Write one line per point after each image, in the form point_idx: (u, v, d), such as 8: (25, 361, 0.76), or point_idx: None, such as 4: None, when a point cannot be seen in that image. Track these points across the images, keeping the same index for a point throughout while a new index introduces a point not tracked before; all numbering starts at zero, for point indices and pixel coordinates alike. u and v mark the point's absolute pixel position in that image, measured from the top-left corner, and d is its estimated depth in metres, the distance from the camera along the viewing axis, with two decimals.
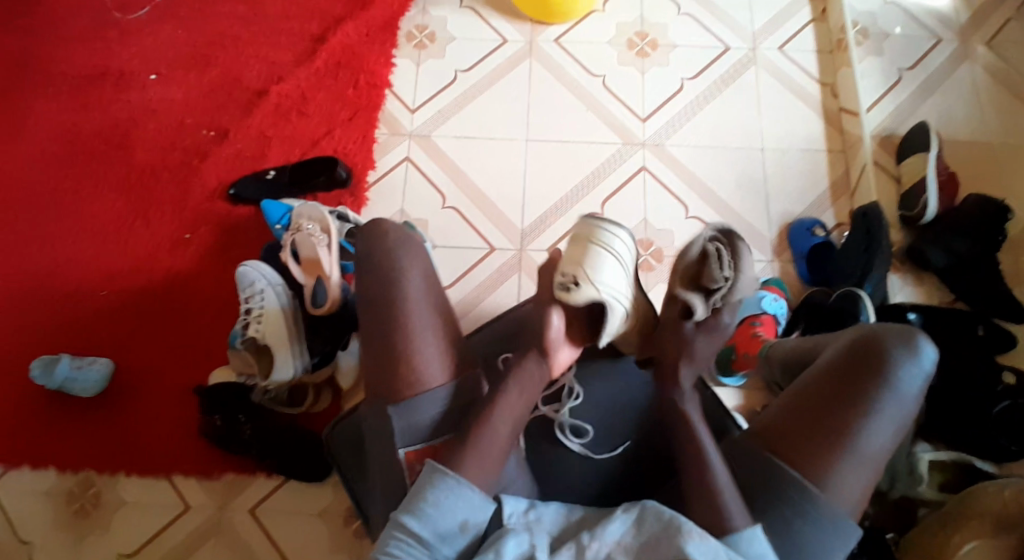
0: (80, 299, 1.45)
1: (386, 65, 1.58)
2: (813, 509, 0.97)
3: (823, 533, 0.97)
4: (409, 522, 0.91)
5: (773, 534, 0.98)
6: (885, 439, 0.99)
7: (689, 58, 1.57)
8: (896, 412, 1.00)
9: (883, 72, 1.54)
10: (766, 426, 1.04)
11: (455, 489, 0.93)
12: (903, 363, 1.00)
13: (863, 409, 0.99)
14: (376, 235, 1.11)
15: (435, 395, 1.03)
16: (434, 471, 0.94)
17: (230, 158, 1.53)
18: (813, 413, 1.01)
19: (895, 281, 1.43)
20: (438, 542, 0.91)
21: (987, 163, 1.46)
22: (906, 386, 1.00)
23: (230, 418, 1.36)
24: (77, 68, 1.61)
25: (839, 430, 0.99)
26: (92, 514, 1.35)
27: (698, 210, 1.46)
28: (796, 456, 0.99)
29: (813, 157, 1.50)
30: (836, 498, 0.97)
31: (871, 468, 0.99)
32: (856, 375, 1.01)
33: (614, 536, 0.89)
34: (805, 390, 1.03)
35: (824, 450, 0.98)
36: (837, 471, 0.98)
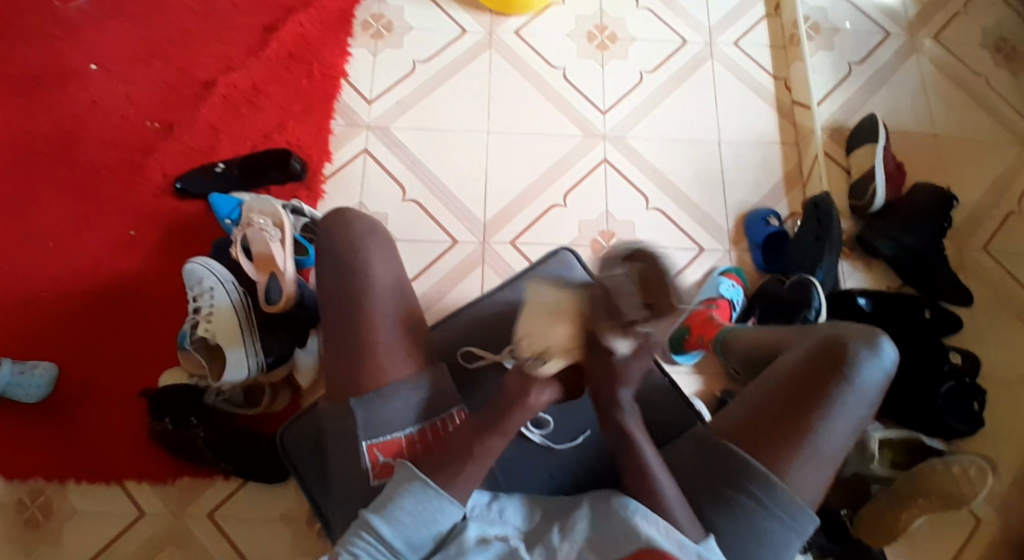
0: (20, 300, 1.38)
1: (342, 56, 1.55)
2: (775, 500, 1.00)
3: (785, 526, 1.01)
4: (378, 528, 0.91)
5: (739, 526, 1.01)
6: (846, 436, 1.03)
7: (647, 51, 1.59)
8: (858, 409, 1.04)
9: (834, 65, 1.59)
10: (730, 422, 1.06)
11: (432, 501, 0.92)
12: (866, 363, 1.05)
13: (828, 406, 1.02)
14: (343, 230, 1.10)
15: (398, 388, 1.03)
16: (410, 479, 0.93)
17: (179, 152, 1.48)
18: (779, 409, 1.04)
19: (845, 268, 1.48)
20: (405, 549, 0.91)
21: (930, 153, 1.52)
22: (867, 383, 1.04)
23: (181, 421, 1.30)
24: (10, 58, 1.53)
25: (805, 426, 1.02)
26: (41, 524, 1.29)
27: (658, 201, 1.48)
28: (761, 450, 1.02)
29: (766, 149, 1.54)
30: (798, 490, 1.01)
31: (831, 463, 1.02)
32: (821, 373, 1.04)
33: (581, 534, 0.92)
34: (770, 387, 1.06)
35: (790, 445, 1.02)
36: (801, 466, 1.01)
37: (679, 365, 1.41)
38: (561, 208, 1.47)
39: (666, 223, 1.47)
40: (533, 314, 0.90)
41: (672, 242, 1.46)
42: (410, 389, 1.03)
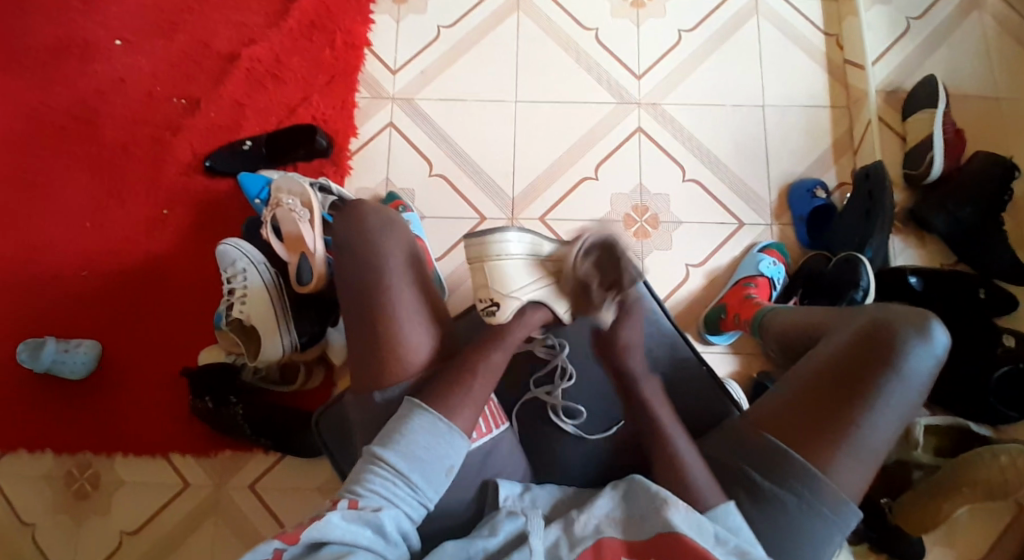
0: (60, 279, 1.41)
1: (365, 23, 1.49)
2: (816, 497, 0.95)
3: (824, 523, 0.96)
4: (395, 465, 0.96)
5: (772, 523, 0.97)
6: (891, 428, 0.97)
7: (686, 8, 1.49)
8: (905, 401, 0.97)
9: (891, 20, 1.46)
10: (769, 412, 1.01)
11: (445, 435, 0.98)
12: (916, 351, 0.97)
13: (871, 398, 0.96)
14: (351, 221, 1.07)
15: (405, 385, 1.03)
16: (418, 411, 0.98)
17: (206, 128, 1.46)
18: (820, 401, 0.98)
19: (897, 243, 1.40)
20: (425, 486, 0.97)
21: (995, 116, 1.40)
22: (915, 372, 0.97)
23: (221, 400, 1.34)
24: (36, 35, 1.51)
25: (845, 418, 0.96)
26: (91, 495, 1.35)
27: (695, 172, 1.41)
28: (800, 446, 0.97)
29: (815, 114, 1.43)
30: (840, 486, 0.96)
31: (876, 457, 0.97)
32: (864, 363, 0.98)
33: (602, 510, 0.93)
34: (811, 375, 1.00)
35: (830, 438, 0.96)
36: (842, 461, 0.95)
37: (712, 346, 1.35)
38: (591, 180, 1.41)
39: (703, 197, 1.40)
40: (475, 270, 1.08)
41: (709, 216, 1.40)
42: (433, 374, 1.04)
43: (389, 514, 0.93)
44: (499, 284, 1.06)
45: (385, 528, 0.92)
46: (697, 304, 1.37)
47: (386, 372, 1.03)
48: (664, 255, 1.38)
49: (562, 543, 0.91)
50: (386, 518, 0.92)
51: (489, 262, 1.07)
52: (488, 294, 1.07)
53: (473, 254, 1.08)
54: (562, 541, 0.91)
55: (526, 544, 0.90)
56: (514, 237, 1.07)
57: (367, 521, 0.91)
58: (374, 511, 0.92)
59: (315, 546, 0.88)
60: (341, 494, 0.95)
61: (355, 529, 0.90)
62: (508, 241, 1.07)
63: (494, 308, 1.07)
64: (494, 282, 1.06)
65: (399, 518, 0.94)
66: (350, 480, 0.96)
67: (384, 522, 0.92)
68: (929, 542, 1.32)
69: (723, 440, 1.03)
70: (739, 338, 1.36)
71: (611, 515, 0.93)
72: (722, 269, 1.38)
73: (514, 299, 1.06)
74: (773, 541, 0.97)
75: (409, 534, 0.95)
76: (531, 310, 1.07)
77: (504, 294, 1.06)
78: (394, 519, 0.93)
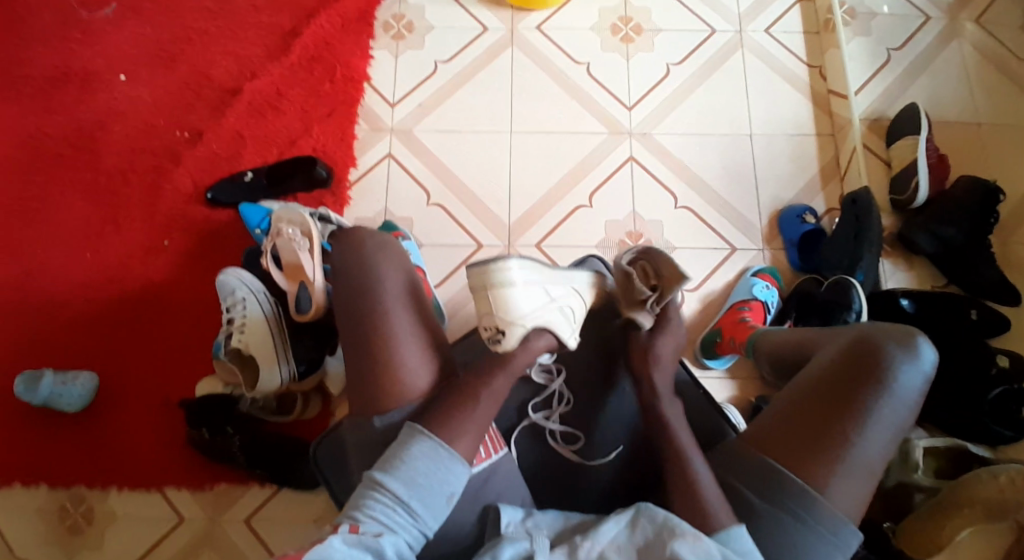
0: (59, 310, 1.41)
1: (363, 58, 1.54)
2: (814, 515, 0.95)
3: (823, 540, 0.95)
4: (396, 491, 0.95)
5: (775, 541, 0.96)
6: (885, 445, 0.97)
7: (675, 42, 1.54)
8: (896, 418, 0.97)
9: (871, 52, 1.52)
10: (762, 431, 1.01)
11: (445, 461, 0.98)
12: (903, 367, 0.98)
13: (862, 415, 0.97)
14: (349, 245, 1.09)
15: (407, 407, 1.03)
16: (419, 437, 0.98)
17: (207, 160, 1.48)
18: (813, 419, 0.98)
19: (887, 267, 1.42)
20: (425, 513, 0.96)
21: (976, 142, 1.44)
22: (904, 389, 0.98)
23: (218, 431, 1.33)
24: (42, 71, 1.55)
25: (837, 434, 0.97)
26: (84, 530, 1.33)
27: (687, 198, 1.44)
28: (795, 463, 0.97)
29: (802, 141, 1.47)
30: (836, 503, 0.95)
31: (871, 473, 0.97)
32: (854, 380, 0.98)
33: (608, 535, 0.92)
34: (802, 393, 1.01)
35: (825, 454, 0.96)
36: (838, 478, 0.96)
37: (709, 370, 1.36)
38: (586, 208, 1.43)
39: (696, 221, 1.43)
40: (478, 298, 1.10)
41: (702, 241, 1.42)
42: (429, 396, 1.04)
43: (389, 539, 0.92)
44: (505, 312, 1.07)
45: (384, 553, 0.90)
46: (692, 327, 1.38)
47: (384, 391, 1.03)
48: None
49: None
50: (386, 544, 0.91)
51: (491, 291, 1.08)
52: (493, 322, 1.08)
53: (476, 283, 1.09)
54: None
55: None
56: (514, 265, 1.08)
57: (366, 547, 0.90)
58: (375, 536, 0.92)
59: None
60: (341, 520, 0.94)
61: (354, 554, 0.88)
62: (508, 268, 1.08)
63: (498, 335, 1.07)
64: (498, 310, 1.07)
65: (399, 544, 0.93)
66: (349, 507, 0.95)
67: (384, 547, 0.91)
68: None
69: (718, 459, 1.03)
70: (736, 361, 1.37)
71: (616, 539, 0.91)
72: (716, 292, 1.40)
73: (518, 326, 1.07)
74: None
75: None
76: (536, 336, 1.07)
77: (506, 320, 1.07)
78: (394, 545, 0.92)
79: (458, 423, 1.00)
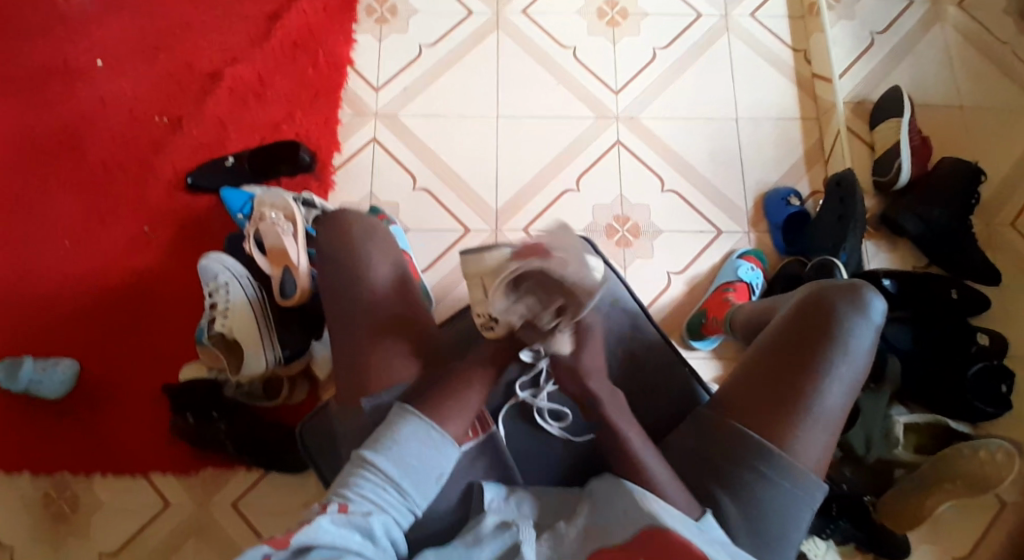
0: (41, 298, 1.40)
1: (347, 43, 1.53)
2: (780, 470, 0.97)
3: (789, 495, 0.97)
4: (386, 470, 0.95)
5: (744, 501, 0.97)
6: (843, 399, 0.98)
7: (660, 26, 1.54)
8: (852, 370, 0.99)
9: (855, 36, 1.53)
10: (725, 393, 1.03)
11: (436, 442, 0.98)
12: (853, 321, 1.00)
13: (816, 369, 0.98)
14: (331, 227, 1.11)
15: (401, 385, 1.04)
16: (411, 418, 0.99)
17: (188, 146, 1.47)
18: (770, 375, 1.00)
19: (870, 248, 1.43)
20: (415, 493, 0.96)
21: (956, 126, 1.46)
22: (857, 343, 0.99)
23: (203, 416, 1.32)
24: (20, 59, 1.53)
25: (794, 389, 0.98)
26: (69, 518, 1.31)
27: (673, 183, 1.45)
28: (755, 419, 0.99)
29: (786, 125, 1.48)
30: (799, 457, 0.97)
31: (831, 426, 0.98)
32: (808, 336, 1.00)
33: (587, 518, 0.95)
34: (760, 355, 1.02)
35: (783, 415, 0.98)
36: (797, 432, 0.97)
37: (696, 352, 1.36)
38: (572, 192, 1.43)
39: (682, 206, 1.44)
40: (473, 285, 1.04)
41: (688, 225, 1.43)
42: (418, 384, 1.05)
43: (379, 519, 0.92)
44: (494, 300, 1.02)
45: (373, 533, 0.91)
46: (680, 310, 1.39)
47: (371, 372, 1.05)
48: (646, 263, 1.41)
49: (553, 558, 0.92)
50: (375, 524, 0.91)
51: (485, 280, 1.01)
52: (483, 309, 1.03)
53: (473, 268, 1.02)
54: (552, 557, 0.92)
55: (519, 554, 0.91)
56: (509, 250, 1.01)
57: (356, 526, 0.90)
58: (365, 516, 0.92)
59: (302, 552, 0.85)
60: (329, 499, 0.93)
61: (344, 534, 0.88)
62: (502, 254, 1.00)
63: (490, 322, 1.03)
64: (487, 299, 1.02)
65: (388, 524, 0.93)
66: (338, 485, 0.95)
67: (373, 527, 0.91)
68: (915, 541, 1.33)
69: (692, 427, 1.04)
70: (722, 343, 1.37)
71: (598, 520, 0.94)
72: (702, 276, 1.40)
73: (509, 314, 1.03)
74: (746, 523, 0.97)
75: (397, 541, 0.94)
76: (527, 321, 1.04)
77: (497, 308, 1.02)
78: (383, 525, 0.92)
79: (448, 399, 1.02)
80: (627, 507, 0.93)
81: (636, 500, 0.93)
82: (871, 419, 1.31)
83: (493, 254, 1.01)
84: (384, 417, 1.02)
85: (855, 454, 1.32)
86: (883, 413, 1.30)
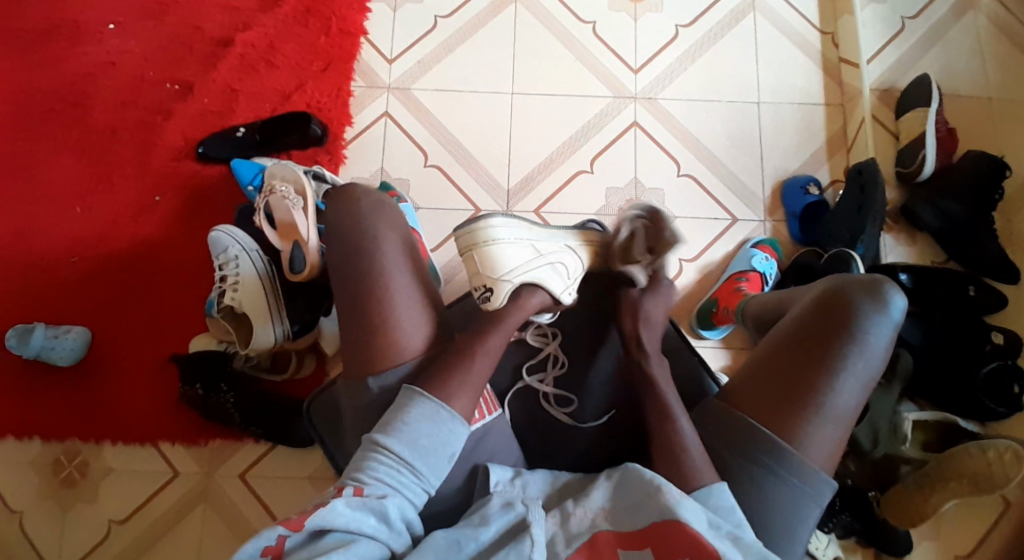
0: (51, 264, 1.40)
1: (360, 11, 1.49)
2: (788, 467, 0.96)
3: (797, 492, 0.97)
4: (399, 452, 0.96)
5: (748, 499, 0.97)
6: (857, 397, 0.97)
7: (682, 3, 1.49)
8: (868, 368, 0.98)
9: (884, 19, 1.48)
10: (736, 385, 1.02)
11: (446, 422, 0.98)
12: (872, 319, 0.98)
13: (831, 366, 0.97)
14: (341, 197, 1.07)
15: (403, 368, 1.03)
16: (419, 398, 0.98)
17: (199, 115, 1.45)
18: (784, 371, 0.99)
19: (888, 241, 1.41)
20: (428, 473, 0.97)
21: (985, 117, 1.42)
22: (874, 341, 0.98)
23: (211, 387, 1.33)
24: (29, 18, 1.50)
25: (808, 386, 0.97)
26: (78, 484, 1.33)
27: (689, 166, 1.42)
28: (767, 416, 0.98)
29: (808, 110, 1.44)
30: (809, 454, 0.96)
31: (843, 424, 0.97)
32: (826, 333, 0.98)
33: (596, 502, 0.94)
34: (773, 348, 1.01)
35: (795, 411, 0.97)
36: (808, 430, 0.96)
37: (705, 340, 1.35)
38: (587, 173, 1.41)
39: (697, 191, 1.41)
40: (466, 261, 1.11)
41: (703, 210, 1.40)
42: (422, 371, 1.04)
43: (393, 502, 0.93)
44: (492, 269, 1.08)
45: (388, 516, 0.92)
46: (690, 298, 1.37)
47: (376, 359, 1.04)
48: (658, 249, 1.38)
49: (557, 537, 0.92)
50: (390, 507, 0.92)
51: (479, 249, 1.09)
52: (481, 281, 1.09)
53: (465, 243, 1.10)
54: (557, 534, 0.92)
55: (526, 533, 0.91)
56: (500, 223, 1.10)
57: (370, 509, 0.91)
58: (379, 499, 0.93)
59: (318, 534, 0.88)
60: (344, 482, 0.94)
61: (358, 517, 0.90)
62: (493, 226, 1.09)
63: (488, 293, 1.09)
64: (485, 268, 1.09)
65: (403, 506, 0.94)
66: (352, 469, 0.96)
67: (388, 510, 0.92)
68: (917, 536, 1.33)
69: (701, 424, 1.03)
70: (732, 332, 1.36)
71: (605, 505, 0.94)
72: (715, 263, 1.38)
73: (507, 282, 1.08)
74: (756, 515, 0.97)
75: (413, 522, 0.95)
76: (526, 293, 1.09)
77: (495, 278, 1.08)
78: (398, 508, 0.93)
79: (453, 382, 1.00)
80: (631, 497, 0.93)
81: (651, 491, 0.92)
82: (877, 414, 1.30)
83: (485, 227, 1.10)
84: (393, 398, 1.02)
85: (861, 449, 1.32)
86: (891, 410, 1.30)
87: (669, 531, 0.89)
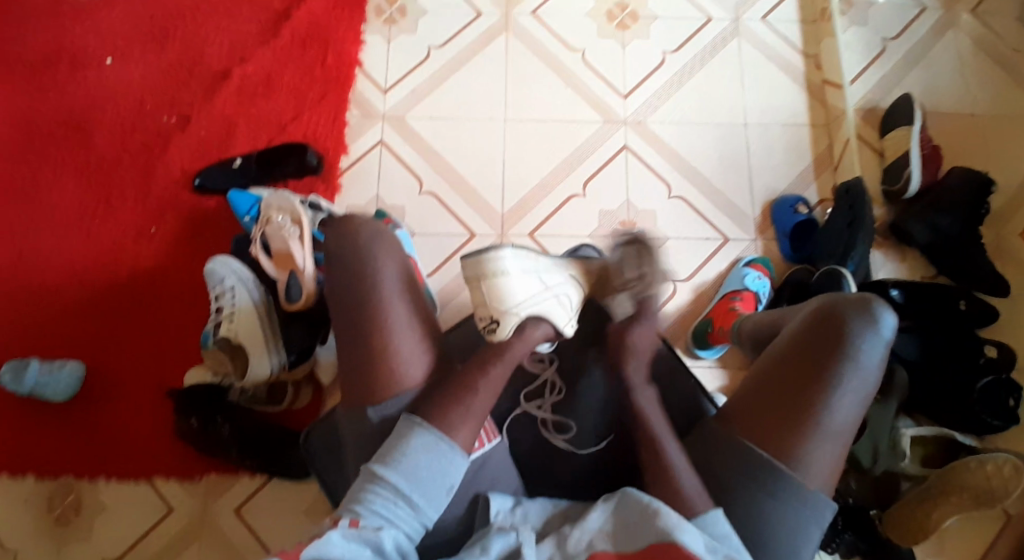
0: (44, 298, 1.39)
1: (354, 43, 1.51)
2: (790, 490, 0.96)
3: (800, 514, 0.96)
4: (396, 484, 0.95)
5: (752, 515, 0.96)
6: (854, 416, 0.97)
7: (671, 29, 1.52)
8: (863, 385, 0.98)
9: (868, 42, 1.52)
10: (732, 407, 1.02)
11: (445, 453, 0.98)
12: (865, 337, 0.98)
13: (826, 384, 0.97)
14: (339, 229, 1.08)
15: (403, 396, 1.03)
16: (419, 430, 0.98)
17: (193, 147, 1.46)
18: (779, 390, 0.99)
19: (879, 257, 1.43)
20: (426, 506, 0.96)
21: (969, 136, 1.45)
22: (868, 358, 0.98)
23: (207, 420, 1.31)
24: (24, 54, 1.51)
25: (803, 405, 0.97)
26: (72, 520, 1.31)
27: (682, 188, 1.43)
28: (764, 436, 0.98)
29: (797, 130, 1.47)
30: (807, 473, 0.96)
31: (840, 442, 0.97)
32: (819, 351, 0.99)
33: (594, 524, 0.93)
34: (770, 368, 1.01)
35: (792, 431, 0.97)
36: (806, 450, 0.96)
37: (700, 360, 1.35)
38: (580, 197, 1.42)
39: (689, 211, 1.42)
40: (473, 291, 1.10)
41: (696, 231, 1.42)
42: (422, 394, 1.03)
43: (389, 534, 0.92)
44: (498, 302, 1.08)
45: (383, 548, 0.90)
46: (686, 317, 1.38)
47: (376, 383, 1.03)
48: (653, 270, 1.39)
49: (556, 558, 0.91)
50: (386, 538, 0.91)
51: (487, 282, 1.08)
52: (487, 312, 1.08)
53: (471, 274, 1.09)
54: (555, 558, 0.91)
55: (520, 557, 0.90)
56: (508, 255, 1.09)
57: (366, 541, 0.90)
58: (375, 531, 0.91)
59: None
60: (340, 514, 0.93)
61: (354, 549, 0.88)
62: (500, 258, 1.08)
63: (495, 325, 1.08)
64: (493, 300, 1.08)
65: (399, 538, 0.93)
66: (349, 501, 0.95)
67: (384, 542, 0.91)
68: (919, 553, 1.33)
69: (703, 441, 1.03)
70: (728, 351, 1.36)
71: (602, 528, 0.92)
72: (710, 283, 1.39)
73: (513, 315, 1.07)
74: (753, 539, 0.96)
75: (410, 553, 0.93)
76: (528, 326, 1.07)
77: (501, 311, 1.08)
78: (394, 540, 0.92)
79: (454, 405, 1.00)
80: (629, 518, 0.92)
81: (645, 510, 0.91)
82: (879, 430, 1.28)
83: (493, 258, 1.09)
84: (393, 427, 1.01)
85: (861, 466, 1.29)
86: (890, 426, 1.27)
87: (667, 550, 0.87)
